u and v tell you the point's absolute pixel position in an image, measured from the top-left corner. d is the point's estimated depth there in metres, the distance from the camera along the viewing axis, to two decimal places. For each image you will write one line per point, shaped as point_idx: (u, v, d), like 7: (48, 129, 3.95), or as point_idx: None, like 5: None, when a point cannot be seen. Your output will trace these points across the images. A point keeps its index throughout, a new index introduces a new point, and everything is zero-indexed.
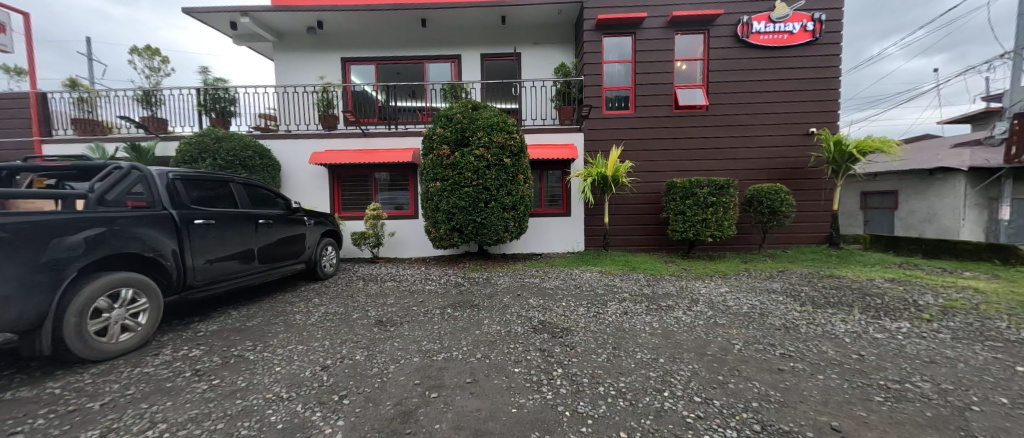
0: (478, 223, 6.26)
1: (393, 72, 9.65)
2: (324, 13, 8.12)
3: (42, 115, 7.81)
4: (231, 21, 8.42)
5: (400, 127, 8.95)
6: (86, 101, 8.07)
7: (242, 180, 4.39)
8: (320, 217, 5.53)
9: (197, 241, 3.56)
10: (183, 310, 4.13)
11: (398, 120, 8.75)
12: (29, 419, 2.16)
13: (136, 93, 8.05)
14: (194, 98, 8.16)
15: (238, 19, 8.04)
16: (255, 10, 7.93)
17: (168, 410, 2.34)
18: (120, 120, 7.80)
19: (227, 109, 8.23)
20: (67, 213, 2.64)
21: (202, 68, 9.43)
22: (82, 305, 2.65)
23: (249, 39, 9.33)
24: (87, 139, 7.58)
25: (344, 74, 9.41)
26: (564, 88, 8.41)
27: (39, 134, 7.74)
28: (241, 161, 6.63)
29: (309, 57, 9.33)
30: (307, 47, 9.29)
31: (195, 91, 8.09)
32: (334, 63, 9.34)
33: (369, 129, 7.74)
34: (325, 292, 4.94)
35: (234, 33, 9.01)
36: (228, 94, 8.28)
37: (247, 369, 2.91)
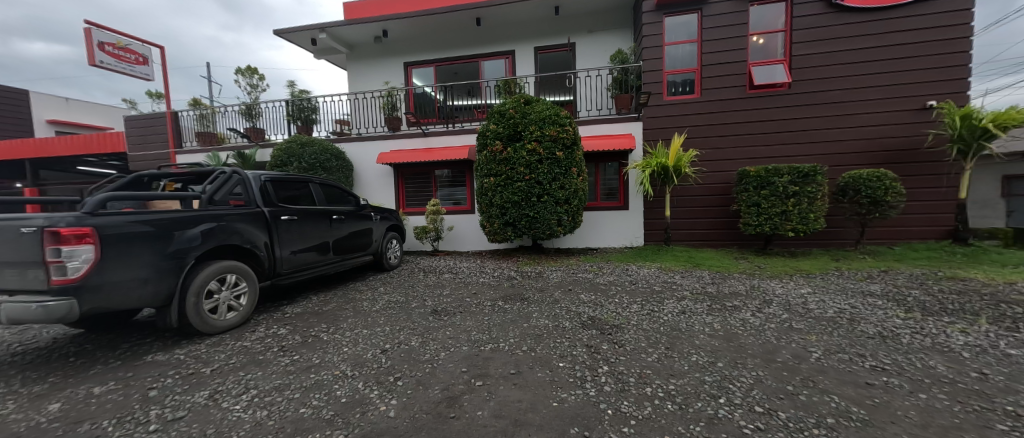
0: (532, 218, 6.23)
1: (451, 72, 9.98)
2: (388, 22, 8.66)
3: (175, 131, 9.49)
4: (312, 38, 9.38)
5: (458, 125, 9.24)
6: (205, 117, 9.61)
7: (320, 180, 4.83)
8: (385, 213, 5.92)
9: (284, 235, 4.02)
10: (276, 294, 4.71)
11: (456, 119, 9.02)
12: (162, 378, 2.68)
13: (240, 108, 9.36)
14: (284, 109, 9.23)
15: (317, 35, 8.94)
16: (330, 26, 8.75)
17: (259, 379, 2.73)
18: (229, 131, 9.17)
19: (310, 117, 9.10)
20: (185, 211, 3.16)
21: (290, 82, 10.69)
22: (199, 287, 3.15)
23: (327, 52, 10.30)
24: (206, 150, 9.02)
25: (406, 78, 9.95)
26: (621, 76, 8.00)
27: (174, 147, 9.43)
28: (320, 163, 7.40)
29: (377, 65, 10.03)
30: (374, 55, 10.01)
31: (284, 103, 9.14)
32: (397, 68, 9.94)
33: (430, 129, 8.07)
34: (389, 282, 5.32)
35: (315, 48, 10.01)
36: (311, 103, 9.18)
37: (321, 348, 3.26)
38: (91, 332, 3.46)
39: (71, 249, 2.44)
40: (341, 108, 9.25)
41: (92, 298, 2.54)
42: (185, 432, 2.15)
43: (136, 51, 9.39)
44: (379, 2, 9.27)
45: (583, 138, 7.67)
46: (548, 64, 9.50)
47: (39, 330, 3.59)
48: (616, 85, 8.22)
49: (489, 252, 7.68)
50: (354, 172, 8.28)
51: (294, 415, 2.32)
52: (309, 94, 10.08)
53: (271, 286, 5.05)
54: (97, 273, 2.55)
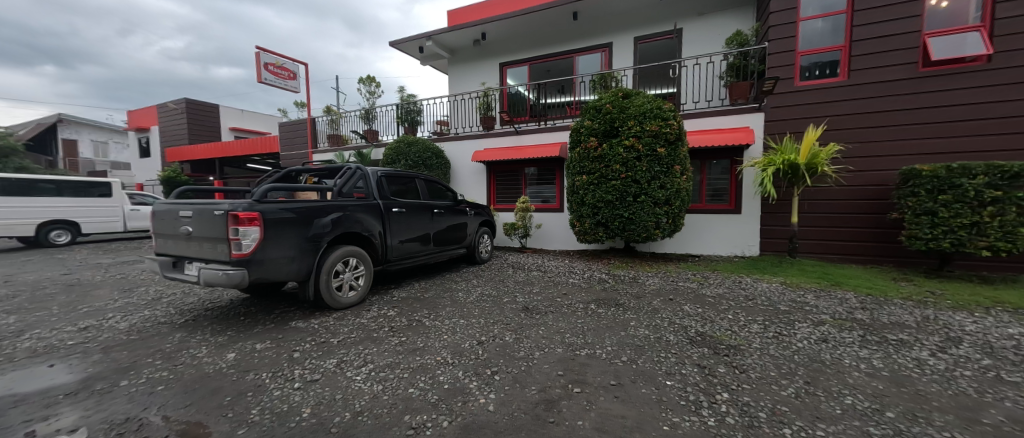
0: (626, 218, 5.84)
1: (544, 70, 9.95)
2: (487, 25, 9.05)
3: (313, 134, 11.39)
4: (420, 47, 10.32)
5: (549, 123, 9.19)
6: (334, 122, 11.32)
7: (425, 176, 5.20)
8: (478, 208, 6.16)
9: (395, 226, 4.40)
10: (386, 278, 5.25)
11: (547, 116, 8.97)
12: (302, 344, 3.15)
13: (360, 113, 10.73)
14: (394, 112, 10.27)
15: (425, 43, 9.81)
16: (435, 34, 9.52)
17: (374, 355, 3.03)
18: (351, 133, 10.64)
19: (414, 118, 10.00)
20: (321, 201, 3.65)
21: (400, 88, 11.95)
22: (329, 267, 3.61)
23: (432, 59, 11.22)
24: (334, 149, 10.61)
25: (501, 78, 10.24)
26: (740, 61, 7.03)
27: (311, 147, 11.32)
28: (424, 161, 8.09)
29: (474, 68, 10.56)
30: (473, 58, 10.54)
31: (394, 107, 10.17)
32: (493, 70, 10.31)
33: (523, 127, 8.16)
34: (481, 275, 5.52)
35: (422, 55, 10.99)
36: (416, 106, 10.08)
37: (424, 332, 3.49)
38: (255, 297, 4.28)
39: (245, 229, 3.00)
40: (441, 110, 9.97)
41: (257, 270, 3.10)
42: (320, 394, 2.50)
43: (287, 68, 11.54)
44: (481, 8, 9.78)
45: (688, 132, 7.01)
46: (648, 55, 8.86)
47: (223, 291, 4.58)
48: (731, 72, 7.31)
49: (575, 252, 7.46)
50: (451, 169, 8.86)
51: (404, 393, 2.50)
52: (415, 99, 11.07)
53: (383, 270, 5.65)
54: (261, 250, 3.10)
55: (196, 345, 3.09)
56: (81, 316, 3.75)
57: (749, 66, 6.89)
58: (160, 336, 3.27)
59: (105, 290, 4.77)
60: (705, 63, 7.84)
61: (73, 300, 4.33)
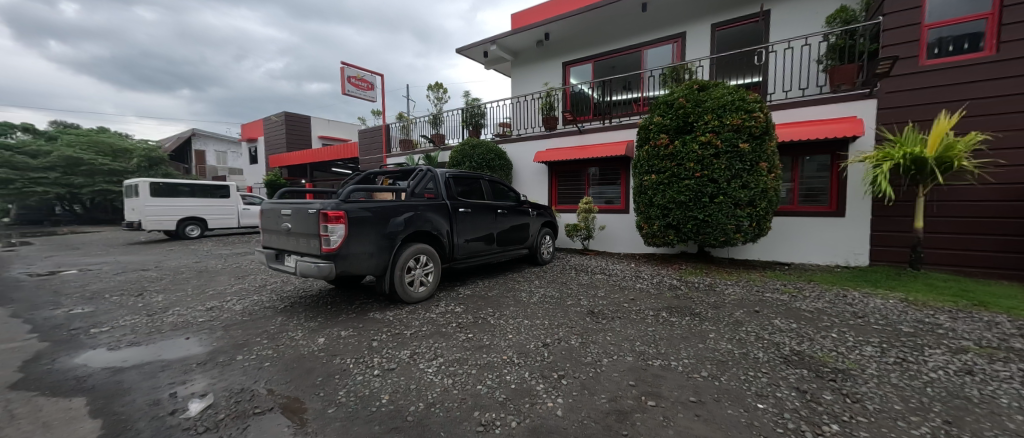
0: (700, 221, 5.40)
1: (608, 66, 9.65)
2: (550, 25, 9.05)
3: (388, 139, 12.40)
4: (485, 52, 10.70)
5: (614, 121, 8.73)
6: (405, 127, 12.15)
7: (489, 177, 5.30)
8: (540, 209, 6.14)
9: (461, 225, 4.54)
10: (452, 276, 5.46)
11: (613, 114, 8.45)
12: (379, 334, 3.39)
13: (429, 118, 11.35)
14: (460, 116, 10.64)
15: (489, 48, 10.15)
16: (499, 38, 9.79)
17: (444, 349, 3.14)
18: (421, 137, 11.37)
19: (479, 121, 10.27)
20: (396, 201, 3.90)
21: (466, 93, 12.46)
22: (402, 263, 3.84)
23: (496, 62, 11.54)
24: (405, 153, 11.44)
25: (564, 77, 10.11)
26: (844, 41, 6.12)
27: (386, 151, 12.34)
28: (487, 162, 8.35)
29: (536, 69, 10.57)
30: (535, 59, 10.59)
31: (460, 111, 10.53)
32: (556, 69, 10.22)
33: (586, 126, 7.98)
34: (543, 276, 5.48)
35: (487, 60, 11.35)
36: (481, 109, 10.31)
37: (489, 330, 3.54)
38: (340, 288, 4.73)
39: (331, 227, 3.31)
40: (503, 112, 10.10)
41: (342, 264, 3.40)
42: (396, 383, 2.65)
43: (366, 80, 12.69)
44: (545, 9, 9.82)
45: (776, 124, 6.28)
46: (727, 42, 8.16)
47: (314, 281, 5.15)
48: (833, 54, 6.40)
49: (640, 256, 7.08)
50: (513, 170, 8.99)
51: (473, 389, 2.55)
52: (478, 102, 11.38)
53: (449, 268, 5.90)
54: (346, 246, 3.39)
55: (293, 329, 3.49)
56: (209, 297, 4.47)
57: (857, 46, 5.95)
58: (267, 318, 3.76)
59: (225, 276, 5.64)
60: (799, 46, 6.96)
61: (203, 284, 5.19)
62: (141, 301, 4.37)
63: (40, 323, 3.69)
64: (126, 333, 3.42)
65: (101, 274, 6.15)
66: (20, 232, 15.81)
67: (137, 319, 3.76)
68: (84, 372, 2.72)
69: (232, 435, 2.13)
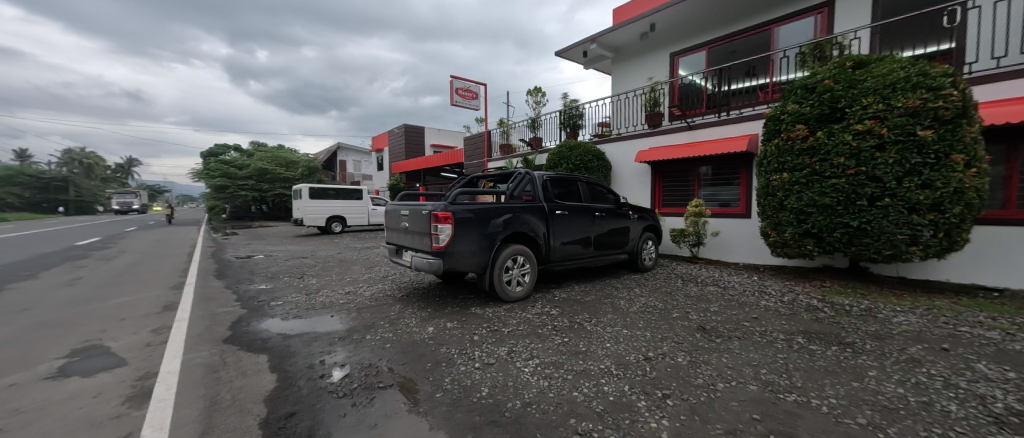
0: (855, 229, 4.43)
1: (727, 51, 8.64)
2: (656, 15, 8.46)
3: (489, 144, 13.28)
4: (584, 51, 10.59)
5: (733, 112, 7.54)
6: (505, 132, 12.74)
7: (586, 179, 5.16)
8: (642, 212, 5.76)
9: (557, 228, 4.53)
10: (547, 278, 5.50)
11: (731, 105, 7.39)
12: (479, 329, 3.58)
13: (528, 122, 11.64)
14: (557, 118, 10.61)
15: (589, 47, 10.01)
16: (600, 36, 9.58)
17: (540, 351, 3.15)
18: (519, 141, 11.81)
19: (576, 123, 9.97)
20: (497, 203, 4.08)
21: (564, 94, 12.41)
22: (500, 263, 3.99)
23: (596, 61, 11.33)
24: (505, 158, 12.06)
25: (671, 69, 9.31)
26: None
27: (487, 156, 13.21)
28: (584, 164, 8.21)
29: (638, 64, 10.00)
30: (637, 54, 10.03)
31: (557, 114, 10.52)
32: (661, 62, 9.50)
33: (698, 121, 7.26)
34: (644, 284, 5.11)
35: (585, 59, 11.23)
36: (579, 110, 9.98)
37: (586, 336, 3.43)
38: (446, 282, 5.19)
39: (439, 226, 3.63)
40: (603, 112, 9.65)
41: (448, 261, 3.69)
42: (495, 377, 2.75)
43: (471, 90, 13.81)
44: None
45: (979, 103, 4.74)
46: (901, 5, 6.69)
47: (425, 275, 5.76)
48: None
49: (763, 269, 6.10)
50: (611, 171, 8.68)
51: (569, 395, 2.49)
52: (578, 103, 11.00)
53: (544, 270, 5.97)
54: (452, 244, 3.68)
55: (408, 316, 3.94)
56: (347, 283, 5.38)
57: None
58: (389, 304, 4.33)
59: (358, 266, 6.72)
60: None
61: (344, 271, 6.26)
62: (303, 282, 5.49)
63: (243, 293, 4.94)
64: (292, 307, 4.32)
65: (279, 259, 7.95)
66: (227, 226, 21.54)
67: (300, 297, 4.73)
68: (266, 335, 3.52)
69: (362, 403, 2.49)
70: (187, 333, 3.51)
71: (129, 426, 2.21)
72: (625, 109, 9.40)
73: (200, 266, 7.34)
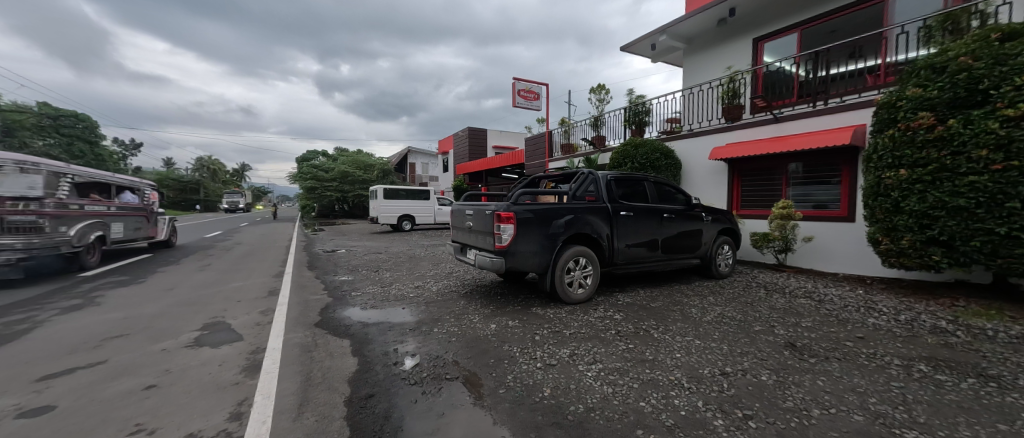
0: (1003, 237, 3.59)
1: (825, 32, 7.62)
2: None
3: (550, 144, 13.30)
4: (652, 44, 10.20)
5: (833, 101, 6.42)
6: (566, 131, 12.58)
7: (653, 178, 4.90)
8: (717, 214, 5.32)
9: (622, 229, 4.36)
10: (610, 281, 5.34)
11: (829, 92, 6.32)
12: (541, 330, 3.57)
13: (590, 120, 11.35)
14: (621, 116, 10.15)
15: (658, 39, 9.59)
16: (670, 27, 9.11)
17: (604, 356, 3.06)
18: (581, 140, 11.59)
19: (643, 120, 9.48)
20: (559, 203, 4.06)
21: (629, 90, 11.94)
22: (562, 263, 3.95)
23: (665, 53, 10.80)
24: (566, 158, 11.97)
25: (754, 56, 8.42)
26: None
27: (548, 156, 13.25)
28: (651, 163, 7.81)
29: (714, 52, 9.25)
30: (712, 42, 9.30)
31: (622, 111, 10.00)
32: (742, 49, 8.67)
33: (785, 112, 6.55)
34: (719, 293, 4.70)
35: (653, 53, 10.80)
36: (646, 106, 9.47)
37: (654, 345, 3.24)
38: (507, 281, 5.29)
39: (502, 226, 3.70)
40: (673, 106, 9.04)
41: (511, 260, 3.75)
42: (557, 379, 2.73)
43: (534, 91, 14.00)
44: None
45: None
46: None
47: (487, 273, 5.93)
48: None
49: (869, 281, 5.27)
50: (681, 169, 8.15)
51: (635, 405, 2.37)
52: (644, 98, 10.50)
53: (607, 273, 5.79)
54: (514, 243, 3.73)
55: (472, 312, 4.08)
56: (416, 277, 5.75)
57: None
58: (454, 300, 4.53)
59: (426, 262, 7.14)
60: None
61: (413, 267, 6.70)
62: (379, 276, 5.99)
63: (329, 284, 5.53)
64: (371, 298, 4.73)
65: (358, 254, 8.78)
66: (312, 222, 24.37)
67: (376, 289, 5.17)
68: (349, 322, 3.89)
69: (431, 392, 2.62)
70: (287, 316, 4.04)
71: (243, 392, 2.59)
72: (698, 102, 8.73)
73: (296, 257, 8.41)
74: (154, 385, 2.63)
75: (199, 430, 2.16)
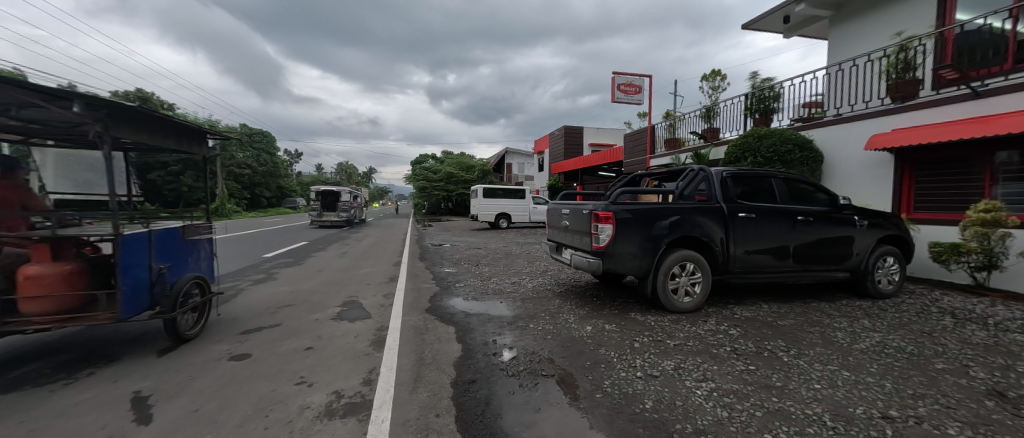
0: None
1: None
2: None
3: (652, 140, 12.52)
4: (786, 16, 9.04)
5: None
6: (671, 125, 11.65)
7: (784, 174, 4.19)
8: (874, 217, 4.29)
9: (740, 233, 3.83)
10: (723, 291, 4.75)
11: None
12: (641, 337, 3.36)
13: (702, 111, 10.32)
14: (742, 103, 8.98)
15: (794, 9, 8.42)
16: None
17: (716, 374, 2.71)
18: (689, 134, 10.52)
19: (770, 106, 8.22)
20: (663, 203, 3.75)
21: (753, 73, 10.41)
22: (666, 268, 3.66)
23: (804, 25, 9.34)
24: (671, 154, 11.08)
25: (942, 15, 6.31)
26: None
27: (650, 153, 12.53)
28: (779, 156, 6.74)
29: (880, 13, 7.41)
30: (872, 5, 7.59)
31: (744, 98, 8.85)
32: (920, 7, 6.69)
33: (993, 83, 4.92)
34: (877, 316, 3.76)
35: (787, 26, 9.57)
36: (774, 90, 8.18)
37: (783, 369, 2.74)
38: (604, 283, 5.14)
39: (600, 226, 3.59)
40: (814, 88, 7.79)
41: (609, 262, 3.62)
42: (660, 392, 2.51)
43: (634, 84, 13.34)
44: None
45: None
46: None
47: (583, 274, 5.85)
48: None
49: None
50: (821, 164, 6.84)
51: (758, 435, 2.00)
52: (772, 80, 9.03)
53: (719, 282, 5.18)
54: (613, 245, 3.58)
55: (568, 312, 4.07)
56: (513, 273, 6.01)
57: None
58: (550, 299, 4.57)
59: (522, 260, 7.39)
60: None
61: (511, 263, 7.00)
62: (481, 270, 6.41)
63: (438, 274, 6.13)
64: (474, 290, 5.09)
65: (461, 249, 9.56)
66: (421, 219, 27.53)
67: (476, 282, 5.56)
68: (455, 311, 4.25)
69: (528, 385, 2.70)
70: (405, 300, 4.63)
71: (372, 363, 3.03)
72: (850, 80, 7.14)
73: (412, 250, 9.58)
74: (311, 347, 3.27)
75: (341, 389, 2.60)
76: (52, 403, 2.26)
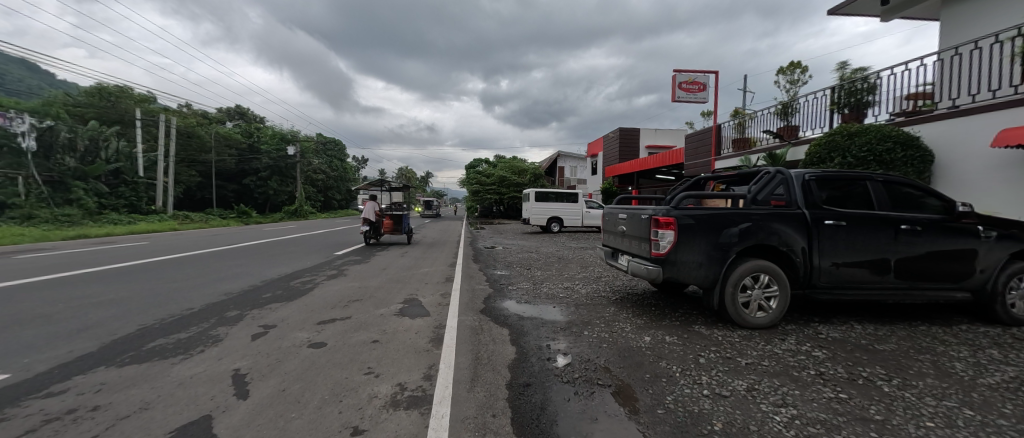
0: None
1: None
2: None
3: (718, 140, 11.75)
4: None
5: None
6: (740, 124, 10.83)
7: (881, 176, 3.70)
8: (1005, 228, 3.60)
9: (826, 242, 3.43)
10: (801, 308, 4.28)
11: None
12: (707, 352, 3.14)
13: (778, 107, 9.41)
14: (828, 97, 8.02)
15: None
16: None
17: (798, 399, 2.45)
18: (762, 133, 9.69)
19: (862, 100, 7.30)
20: (733, 208, 3.48)
21: (841, 63, 9.33)
22: (735, 279, 3.39)
23: (908, 5, 8.17)
24: (738, 155, 10.33)
25: None
26: None
27: (715, 154, 11.78)
28: (876, 155, 5.98)
29: None
30: None
31: (830, 91, 7.90)
32: None
33: None
34: (1008, 347, 3.13)
35: (885, 8, 8.46)
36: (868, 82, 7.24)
37: (882, 401, 2.38)
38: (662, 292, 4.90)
39: (660, 232, 3.42)
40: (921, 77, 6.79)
41: (670, 270, 3.44)
42: (731, 414, 2.32)
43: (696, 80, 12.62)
44: None
45: None
46: None
47: (638, 281, 5.63)
48: None
49: None
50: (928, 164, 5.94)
51: None
52: (867, 70, 8.01)
53: (798, 297, 4.67)
54: (675, 252, 3.39)
55: (624, 321, 3.94)
56: (565, 278, 5.97)
57: None
58: (604, 306, 4.46)
59: (574, 265, 7.31)
60: None
61: (563, 268, 6.96)
62: (534, 273, 6.47)
63: (491, 276, 6.29)
64: (527, 293, 5.15)
65: (513, 251, 9.69)
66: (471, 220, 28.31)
67: (528, 285, 5.61)
68: (510, 313, 4.32)
69: (584, 394, 2.64)
70: (461, 300, 4.81)
71: (432, 359, 3.17)
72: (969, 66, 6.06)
73: (466, 251, 9.93)
74: (377, 341, 3.49)
75: (404, 382, 2.75)
76: (174, 374, 2.66)
